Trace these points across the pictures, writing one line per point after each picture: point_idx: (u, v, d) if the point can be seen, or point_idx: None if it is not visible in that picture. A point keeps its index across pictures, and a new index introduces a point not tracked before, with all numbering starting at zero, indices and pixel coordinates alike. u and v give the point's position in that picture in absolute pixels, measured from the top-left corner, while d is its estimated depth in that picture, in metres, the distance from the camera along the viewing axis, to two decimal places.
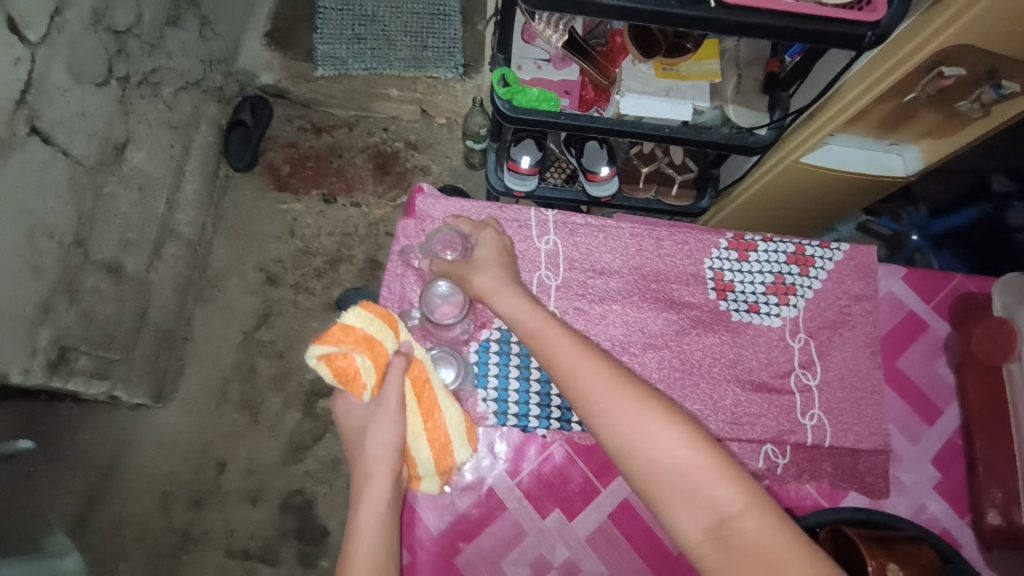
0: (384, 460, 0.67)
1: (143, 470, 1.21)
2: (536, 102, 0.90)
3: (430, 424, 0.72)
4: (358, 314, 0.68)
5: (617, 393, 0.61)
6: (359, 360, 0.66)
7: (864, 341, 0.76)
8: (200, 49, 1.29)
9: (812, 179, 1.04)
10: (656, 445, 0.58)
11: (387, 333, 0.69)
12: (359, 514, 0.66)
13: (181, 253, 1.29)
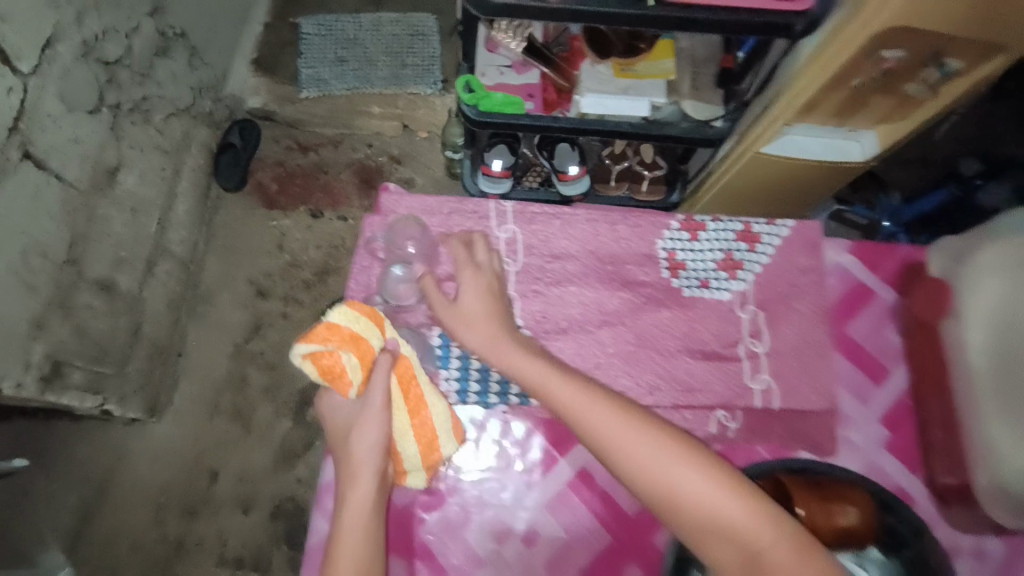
0: (370, 460, 0.70)
1: (137, 483, 1.24)
2: (500, 106, 0.94)
3: (416, 421, 0.73)
4: (344, 312, 0.70)
5: (628, 430, 0.65)
6: (346, 357, 0.68)
7: (813, 311, 0.79)
8: (189, 77, 1.34)
9: (776, 169, 1.08)
10: (667, 475, 0.62)
11: (373, 330, 0.71)
12: (344, 519, 0.68)
13: (174, 270, 1.32)
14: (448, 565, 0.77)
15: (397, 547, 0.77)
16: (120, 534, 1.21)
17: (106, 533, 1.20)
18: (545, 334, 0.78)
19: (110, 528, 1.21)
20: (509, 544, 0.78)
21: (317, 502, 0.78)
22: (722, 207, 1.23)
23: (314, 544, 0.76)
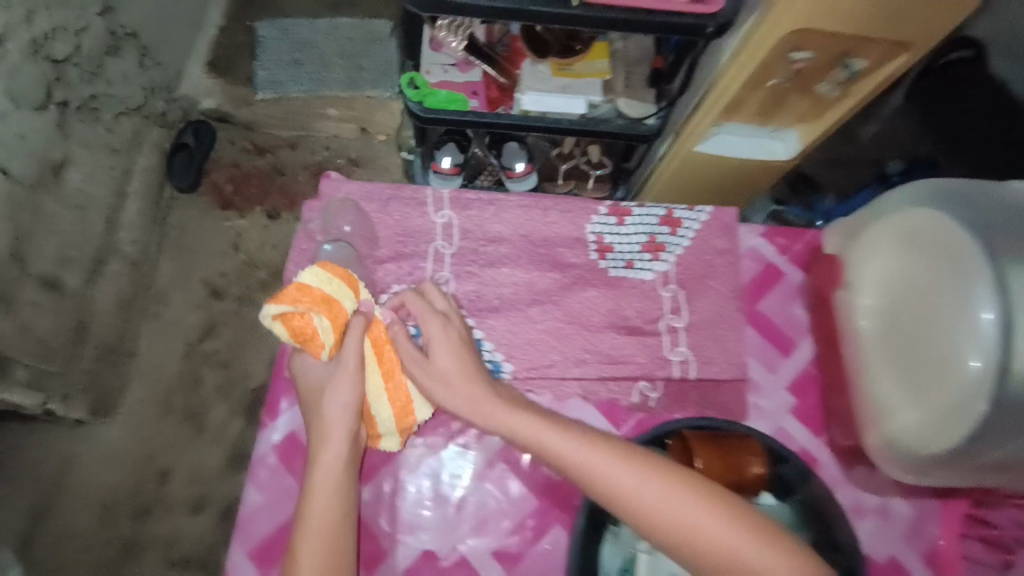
0: (344, 423, 0.63)
1: (84, 485, 1.20)
2: (445, 103, 0.97)
3: (391, 384, 0.65)
4: (315, 273, 0.63)
5: (654, 485, 0.57)
6: (317, 319, 0.61)
7: (729, 289, 0.75)
8: (140, 76, 1.34)
9: (713, 167, 1.14)
10: (702, 527, 0.55)
11: (347, 292, 0.64)
12: (315, 488, 0.60)
13: (125, 271, 1.29)
14: (382, 534, 0.72)
15: None
16: (69, 537, 1.17)
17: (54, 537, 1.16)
18: (478, 313, 0.71)
19: (59, 531, 1.17)
20: (441, 512, 0.73)
21: (252, 472, 0.64)
22: (667, 198, 1.28)
23: (245, 516, 0.62)
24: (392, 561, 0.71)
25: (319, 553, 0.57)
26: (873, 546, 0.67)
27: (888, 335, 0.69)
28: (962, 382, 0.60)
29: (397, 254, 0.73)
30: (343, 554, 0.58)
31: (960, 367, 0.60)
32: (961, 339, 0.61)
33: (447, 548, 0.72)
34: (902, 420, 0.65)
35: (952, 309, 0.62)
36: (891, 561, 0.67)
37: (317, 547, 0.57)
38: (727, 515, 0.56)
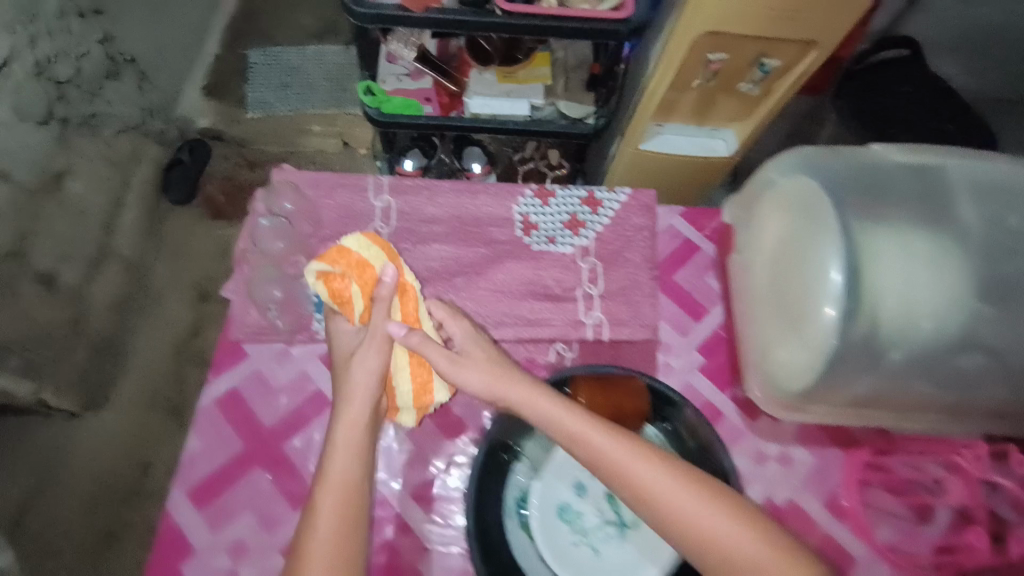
0: (368, 390, 0.60)
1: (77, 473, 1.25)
2: (400, 109, 1.06)
3: (414, 358, 0.64)
4: (357, 240, 0.64)
5: (670, 485, 0.54)
6: (351, 283, 0.62)
7: (643, 260, 0.81)
8: (139, 98, 1.47)
9: (657, 164, 1.21)
10: (717, 534, 0.53)
11: (381, 260, 0.64)
12: (336, 453, 0.58)
13: (119, 273, 1.37)
14: (310, 476, 0.67)
15: (255, 458, 0.68)
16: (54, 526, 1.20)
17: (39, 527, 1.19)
18: None
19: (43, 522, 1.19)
20: None
21: (194, 422, 0.69)
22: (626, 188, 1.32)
23: (186, 460, 0.67)
24: None
25: (331, 523, 0.54)
26: (773, 490, 0.70)
27: (773, 289, 0.67)
28: (817, 330, 0.59)
29: (341, 235, 0.80)
30: (355, 530, 0.55)
31: (815, 316, 0.59)
32: (814, 290, 0.60)
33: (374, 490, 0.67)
34: (780, 364, 0.63)
35: (808, 260, 0.62)
36: (791, 503, 0.70)
37: (330, 519, 0.55)
38: (745, 525, 0.54)
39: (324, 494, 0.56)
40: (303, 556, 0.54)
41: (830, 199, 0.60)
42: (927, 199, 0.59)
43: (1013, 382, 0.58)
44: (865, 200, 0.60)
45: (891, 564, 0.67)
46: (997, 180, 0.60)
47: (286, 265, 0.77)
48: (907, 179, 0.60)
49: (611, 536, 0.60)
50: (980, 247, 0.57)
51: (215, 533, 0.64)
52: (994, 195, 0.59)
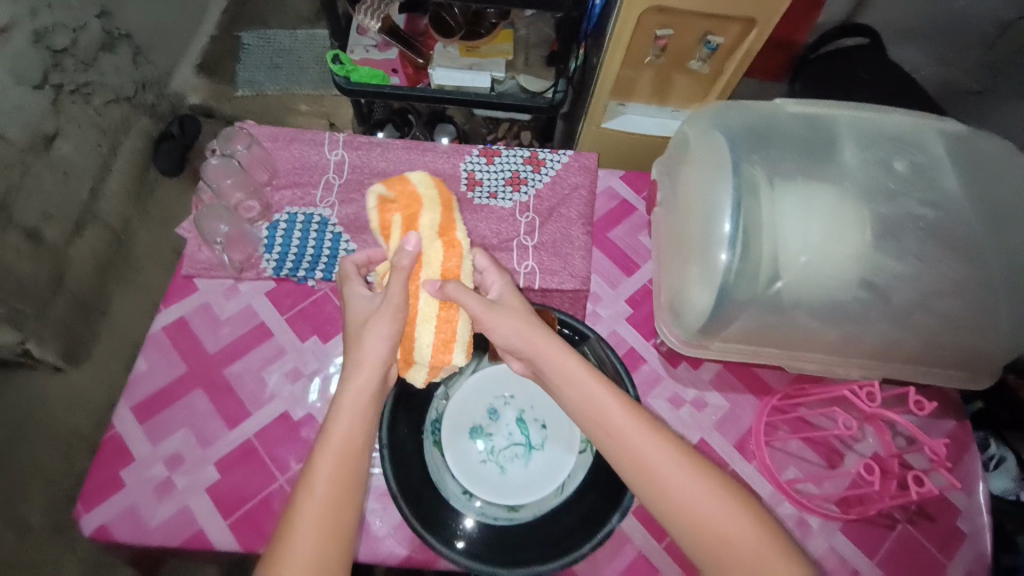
0: (378, 357, 0.58)
1: (53, 424, 1.27)
2: (367, 78, 1.12)
3: (443, 314, 0.62)
4: (422, 176, 0.62)
5: (680, 472, 0.53)
6: (396, 216, 0.61)
7: (578, 216, 0.85)
8: (133, 71, 1.54)
9: (621, 144, 1.25)
10: (728, 529, 0.51)
11: (434, 204, 0.61)
12: (340, 419, 0.55)
13: (102, 237, 1.43)
14: (246, 399, 0.72)
15: (196, 380, 0.73)
16: (36, 471, 1.22)
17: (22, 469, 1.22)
18: (354, 230, 0.83)
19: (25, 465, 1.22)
20: (300, 384, 0.74)
21: (143, 346, 0.75)
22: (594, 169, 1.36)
23: (133, 379, 0.72)
24: (248, 422, 0.71)
25: (325, 489, 0.52)
26: (685, 431, 0.73)
27: (681, 238, 0.69)
28: (711, 271, 0.61)
29: (294, 183, 0.85)
30: (348, 499, 0.52)
31: (711, 262, 0.61)
32: (710, 232, 0.62)
33: (306, 414, 0.72)
34: (692, 304, 0.64)
35: (705, 207, 0.64)
36: (703, 444, 0.72)
37: (326, 484, 0.52)
38: (761, 526, 0.51)
39: (321, 458, 0.53)
40: (292, 521, 0.51)
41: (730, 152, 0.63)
42: (816, 145, 0.64)
43: (902, 320, 0.61)
44: (754, 147, 0.64)
45: (793, 502, 0.68)
46: (882, 129, 0.64)
47: (240, 209, 0.82)
48: (795, 127, 0.65)
49: (517, 455, 0.67)
50: (863, 187, 0.61)
51: (152, 446, 0.69)
52: (880, 139, 0.63)
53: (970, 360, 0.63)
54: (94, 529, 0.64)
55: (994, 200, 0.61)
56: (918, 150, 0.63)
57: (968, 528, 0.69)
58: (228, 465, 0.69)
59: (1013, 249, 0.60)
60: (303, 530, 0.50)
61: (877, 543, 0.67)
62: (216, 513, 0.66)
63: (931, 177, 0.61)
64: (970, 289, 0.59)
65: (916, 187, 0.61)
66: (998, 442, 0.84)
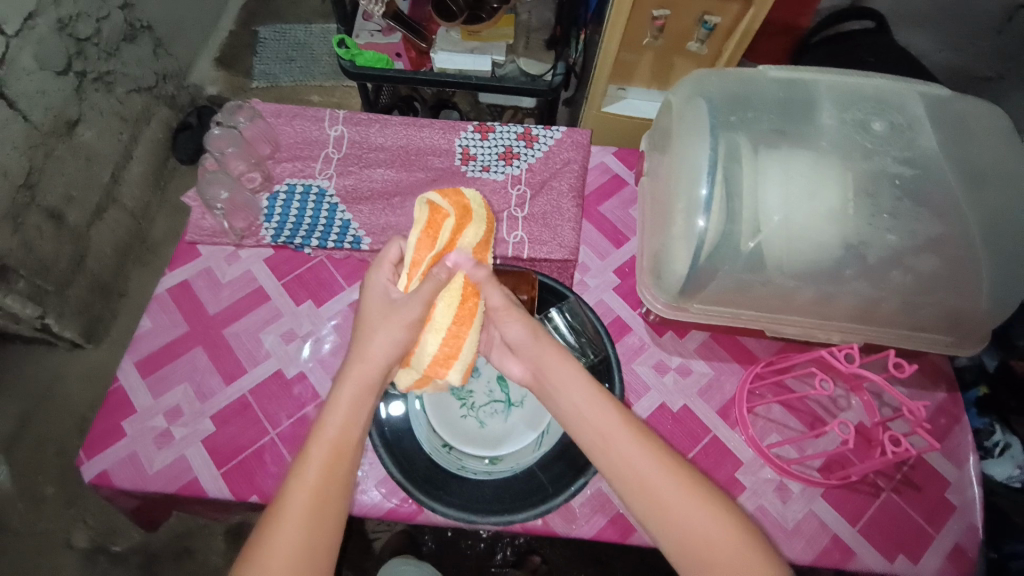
0: (385, 355, 0.58)
1: (68, 399, 1.33)
2: (372, 62, 1.13)
3: (456, 329, 0.61)
4: (475, 196, 0.65)
5: (669, 483, 0.53)
6: (449, 221, 0.61)
7: (569, 188, 0.86)
8: (154, 63, 1.59)
9: (622, 130, 1.24)
10: (715, 541, 0.50)
11: (482, 223, 0.64)
12: (336, 408, 0.55)
13: (122, 220, 1.50)
14: (242, 358, 0.76)
15: (197, 337, 0.77)
16: (50, 441, 1.28)
17: (36, 442, 1.27)
18: (351, 201, 0.86)
19: (41, 437, 1.28)
20: (294, 345, 0.77)
21: (148, 306, 0.79)
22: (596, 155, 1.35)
23: (138, 336, 0.77)
24: (244, 379, 0.74)
25: (317, 477, 0.52)
26: (669, 397, 0.73)
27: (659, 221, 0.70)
28: (692, 236, 0.62)
29: (295, 157, 0.89)
30: (337, 488, 0.52)
31: (687, 226, 0.62)
32: (687, 207, 0.62)
33: (299, 372, 0.75)
34: (674, 267, 0.65)
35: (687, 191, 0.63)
36: (686, 410, 0.72)
37: (316, 470, 0.52)
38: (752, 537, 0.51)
39: (315, 443, 0.53)
40: (280, 505, 0.51)
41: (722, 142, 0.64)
42: (796, 110, 0.66)
43: (878, 278, 0.62)
44: (732, 110, 0.66)
45: (773, 467, 0.68)
46: (862, 91, 0.67)
47: (244, 180, 0.86)
48: (775, 91, 0.68)
49: (497, 411, 0.69)
50: (839, 145, 0.63)
51: (153, 399, 0.73)
52: (859, 102, 0.66)
53: (955, 320, 0.64)
54: (96, 475, 0.68)
55: (970, 159, 0.63)
56: (896, 110, 0.66)
57: (959, 503, 0.67)
58: (223, 419, 0.72)
59: (990, 207, 0.62)
60: (288, 519, 0.50)
61: (859, 510, 0.66)
62: (210, 462, 0.69)
63: (907, 135, 0.64)
64: (950, 246, 0.61)
65: (894, 145, 0.64)
66: (1005, 429, 0.81)
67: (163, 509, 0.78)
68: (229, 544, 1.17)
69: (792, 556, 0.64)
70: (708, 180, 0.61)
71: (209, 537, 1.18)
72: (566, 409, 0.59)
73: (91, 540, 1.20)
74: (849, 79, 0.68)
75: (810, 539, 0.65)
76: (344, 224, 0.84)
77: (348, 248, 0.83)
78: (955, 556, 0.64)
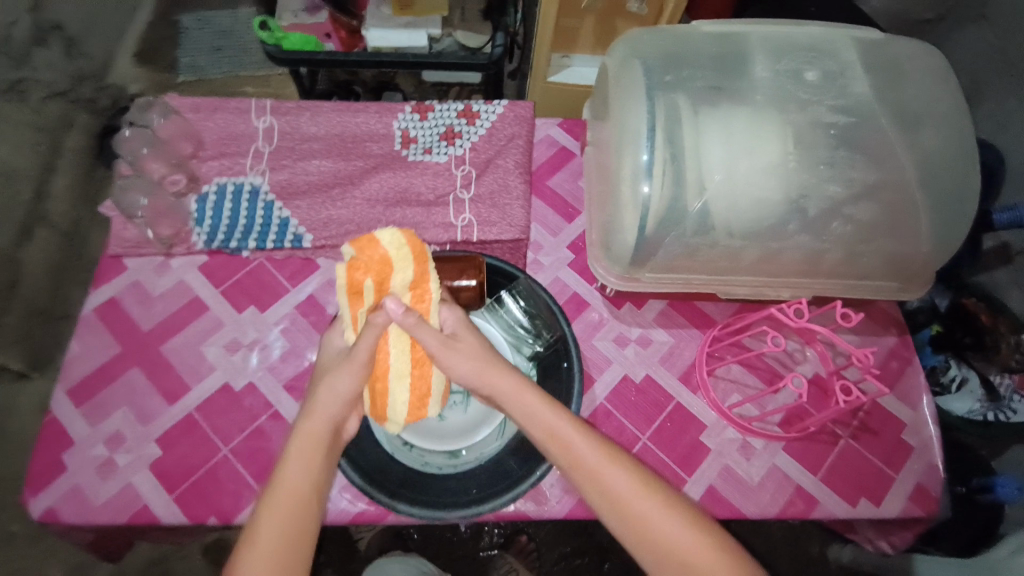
0: (332, 406, 0.55)
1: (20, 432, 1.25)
2: (300, 46, 1.05)
3: (417, 371, 0.58)
4: (392, 234, 0.57)
5: (651, 504, 0.52)
6: (369, 278, 0.56)
7: (515, 165, 0.83)
8: (69, 66, 1.49)
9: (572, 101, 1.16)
10: (695, 560, 0.49)
11: (406, 264, 0.57)
12: (289, 470, 0.52)
13: (54, 240, 1.34)
14: (184, 375, 0.72)
15: (134, 357, 0.72)
16: None
17: None
18: (287, 196, 0.81)
19: None
20: (240, 354, 0.73)
21: (76, 329, 0.74)
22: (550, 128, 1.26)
23: (68, 362, 0.72)
24: (188, 396, 0.71)
25: (272, 546, 0.48)
26: (631, 368, 0.72)
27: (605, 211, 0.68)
28: (636, 210, 0.61)
29: (222, 154, 0.83)
30: (294, 556, 0.49)
31: (633, 192, 0.61)
32: (632, 183, 0.61)
33: (247, 383, 0.71)
34: (621, 237, 0.63)
35: (634, 179, 0.60)
36: (649, 379, 0.71)
37: (270, 542, 0.49)
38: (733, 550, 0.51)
39: (266, 512, 0.50)
40: None
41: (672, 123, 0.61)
42: (730, 64, 0.65)
43: (820, 230, 0.61)
44: (668, 70, 0.64)
45: (736, 427, 0.69)
46: (795, 40, 0.66)
47: (166, 184, 0.80)
48: (709, 46, 0.66)
49: (456, 402, 0.67)
50: (772, 95, 0.62)
51: (92, 427, 0.68)
52: (793, 51, 0.65)
53: (899, 266, 0.65)
54: (42, 513, 0.64)
55: (904, 101, 0.63)
56: (830, 57, 0.65)
57: (916, 443, 0.68)
58: (170, 440, 0.68)
59: (927, 149, 0.62)
60: None
61: (821, 459, 0.67)
62: (161, 487, 0.65)
63: (842, 82, 0.63)
64: (889, 192, 0.61)
65: (828, 94, 0.63)
66: (959, 363, 0.84)
67: (124, 538, 0.74)
68: (208, 562, 1.13)
69: (761, 513, 0.65)
70: (650, 149, 0.59)
71: (188, 558, 1.14)
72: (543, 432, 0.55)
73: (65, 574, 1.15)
74: (783, 29, 0.67)
75: (775, 494, 0.65)
76: (282, 222, 0.79)
77: (288, 247, 0.78)
78: (917, 494, 0.66)
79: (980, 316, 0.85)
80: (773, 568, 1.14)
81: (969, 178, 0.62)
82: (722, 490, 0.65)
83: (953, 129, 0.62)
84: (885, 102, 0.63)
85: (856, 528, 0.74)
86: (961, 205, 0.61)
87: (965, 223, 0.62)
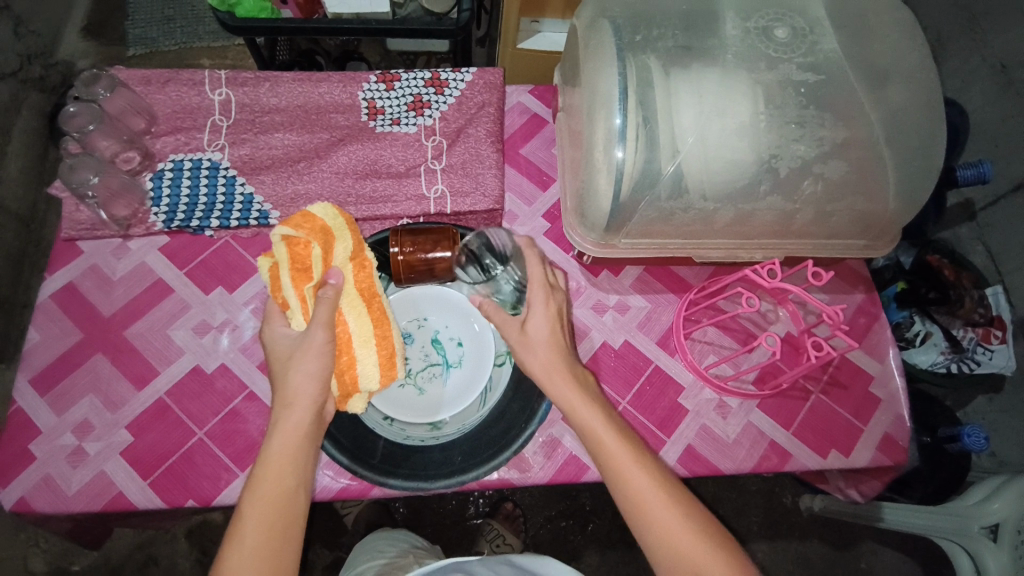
0: (307, 393, 0.53)
1: None
2: (256, 12, 0.98)
3: (380, 332, 0.58)
4: (324, 208, 0.61)
5: (679, 524, 0.50)
6: (314, 249, 0.58)
7: (486, 134, 0.81)
8: (15, 43, 1.28)
9: (544, 67, 1.11)
10: (661, 525, 0.50)
11: (348, 234, 0.60)
12: (273, 459, 0.51)
13: (9, 225, 1.23)
14: (152, 359, 0.69)
15: (96, 344, 0.70)
16: None
17: None
18: (249, 171, 0.78)
19: None
20: (209, 336, 0.71)
21: (33, 317, 0.71)
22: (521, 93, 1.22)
23: (27, 351, 0.69)
24: (156, 382, 0.68)
25: (257, 536, 0.48)
26: (608, 335, 0.73)
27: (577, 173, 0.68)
28: (607, 171, 0.59)
29: (177, 130, 0.79)
30: (284, 535, 0.49)
31: (605, 157, 0.59)
32: (606, 139, 0.59)
33: (220, 364, 0.69)
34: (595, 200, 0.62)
35: (609, 134, 0.59)
36: (627, 345, 0.72)
37: (254, 536, 0.48)
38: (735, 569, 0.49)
39: (250, 504, 0.49)
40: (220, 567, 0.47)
41: (658, 82, 0.60)
42: (699, 22, 0.64)
43: (791, 190, 0.62)
44: (636, 30, 0.63)
45: (712, 387, 0.70)
46: None
47: (118, 161, 0.75)
48: (678, 4, 0.65)
49: (436, 374, 0.67)
50: (742, 52, 0.62)
51: (58, 416, 0.66)
52: (763, 8, 0.65)
53: (867, 224, 0.66)
54: (13, 504, 0.62)
55: (872, 58, 0.63)
56: (799, 14, 0.64)
57: (883, 395, 0.71)
58: (143, 426, 0.66)
59: (893, 105, 0.62)
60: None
61: (793, 414, 0.69)
62: (135, 474, 0.64)
63: (809, 38, 0.63)
64: (855, 149, 0.61)
65: (797, 51, 0.62)
66: (924, 319, 0.89)
67: (104, 527, 0.73)
68: (193, 544, 1.13)
69: (738, 468, 0.67)
70: (622, 110, 0.58)
71: (173, 542, 1.13)
72: (583, 426, 0.55)
73: (48, 563, 1.11)
74: None
75: (750, 449, 0.68)
76: (247, 197, 0.76)
77: (255, 225, 0.76)
78: (885, 445, 0.69)
79: (945, 272, 0.88)
80: (747, 522, 1.19)
81: (933, 137, 0.63)
82: (700, 450, 0.67)
83: (915, 85, 0.63)
84: (853, 60, 0.63)
85: (827, 477, 0.77)
86: (926, 161, 0.62)
87: (930, 179, 0.63)
